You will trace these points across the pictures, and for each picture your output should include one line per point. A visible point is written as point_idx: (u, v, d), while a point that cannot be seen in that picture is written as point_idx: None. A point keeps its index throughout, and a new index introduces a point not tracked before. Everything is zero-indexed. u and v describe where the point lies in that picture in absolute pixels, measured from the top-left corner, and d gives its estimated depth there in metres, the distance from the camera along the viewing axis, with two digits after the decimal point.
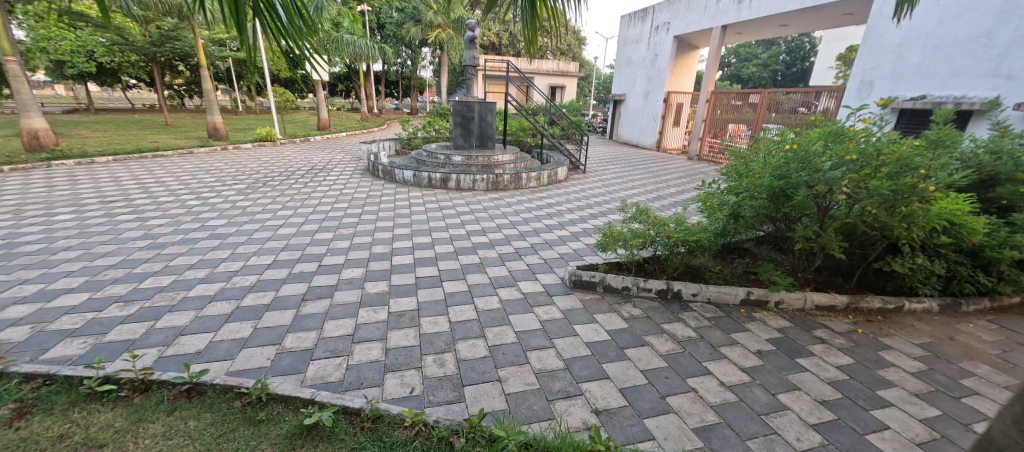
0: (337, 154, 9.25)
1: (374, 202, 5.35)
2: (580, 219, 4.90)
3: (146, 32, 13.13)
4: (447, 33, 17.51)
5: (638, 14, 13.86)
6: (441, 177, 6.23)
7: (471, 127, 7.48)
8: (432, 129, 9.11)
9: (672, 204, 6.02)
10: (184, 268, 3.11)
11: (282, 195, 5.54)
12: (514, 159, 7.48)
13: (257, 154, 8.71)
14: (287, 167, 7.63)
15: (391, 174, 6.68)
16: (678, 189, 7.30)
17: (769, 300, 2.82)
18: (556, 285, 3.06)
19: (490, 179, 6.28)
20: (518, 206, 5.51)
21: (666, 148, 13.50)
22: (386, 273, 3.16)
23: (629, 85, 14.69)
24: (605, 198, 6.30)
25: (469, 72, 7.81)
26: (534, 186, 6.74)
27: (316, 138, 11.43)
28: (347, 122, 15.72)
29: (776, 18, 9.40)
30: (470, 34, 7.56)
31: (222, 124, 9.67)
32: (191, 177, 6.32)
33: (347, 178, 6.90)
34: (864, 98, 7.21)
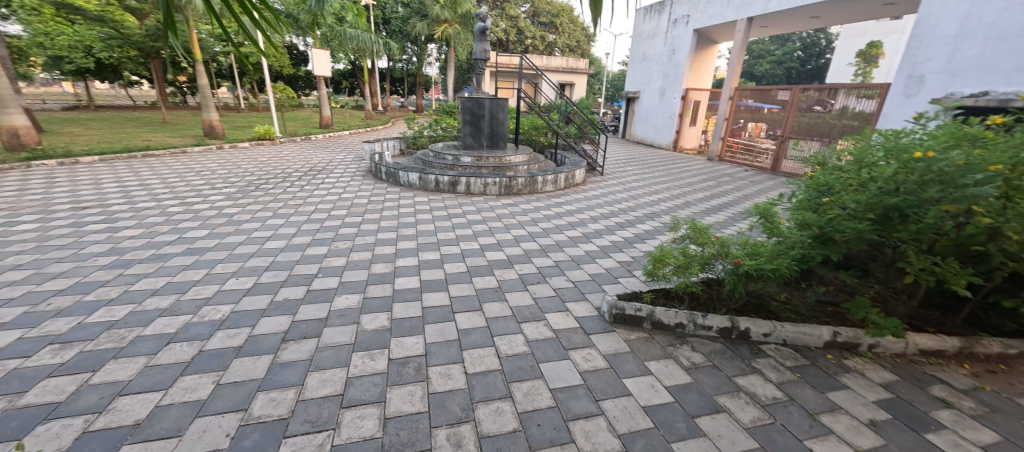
0: (339, 153, 8.76)
1: (376, 209, 4.79)
2: (606, 230, 4.36)
3: (144, 26, 12.73)
4: (454, 28, 17.00)
5: (654, 7, 13.26)
6: (449, 181, 5.71)
7: (481, 126, 6.96)
8: (438, 127, 8.59)
9: (706, 211, 5.45)
10: (146, 295, 2.57)
11: (274, 200, 4.99)
12: (527, 161, 6.94)
13: (253, 154, 8.23)
14: (284, 168, 7.14)
15: (395, 176, 6.15)
16: (706, 193, 6.70)
17: (860, 343, 2.28)
18: (591, 318, 2.52)
19: (503, 183, 5.75)
20: (536, 214, 4.94)
21: (683, 148, 12.90)
22: (387, 302, 2.61)
23: (644, 81, 14.08)
24: (630, 203, 5.74)
25: (479, 67, 7.26)
26: (550, 190, 6.19)
27: (318, 136, 10.94)
28: (352, 120, 15.27)
29: (807, 9, 8.75)
30: (481, 25, 7.00)
31: (219, 122, 9.20)
32: (179, 179, 5.83)
33: (348, 180, 6.39)
34: (911, 95, 6.58)
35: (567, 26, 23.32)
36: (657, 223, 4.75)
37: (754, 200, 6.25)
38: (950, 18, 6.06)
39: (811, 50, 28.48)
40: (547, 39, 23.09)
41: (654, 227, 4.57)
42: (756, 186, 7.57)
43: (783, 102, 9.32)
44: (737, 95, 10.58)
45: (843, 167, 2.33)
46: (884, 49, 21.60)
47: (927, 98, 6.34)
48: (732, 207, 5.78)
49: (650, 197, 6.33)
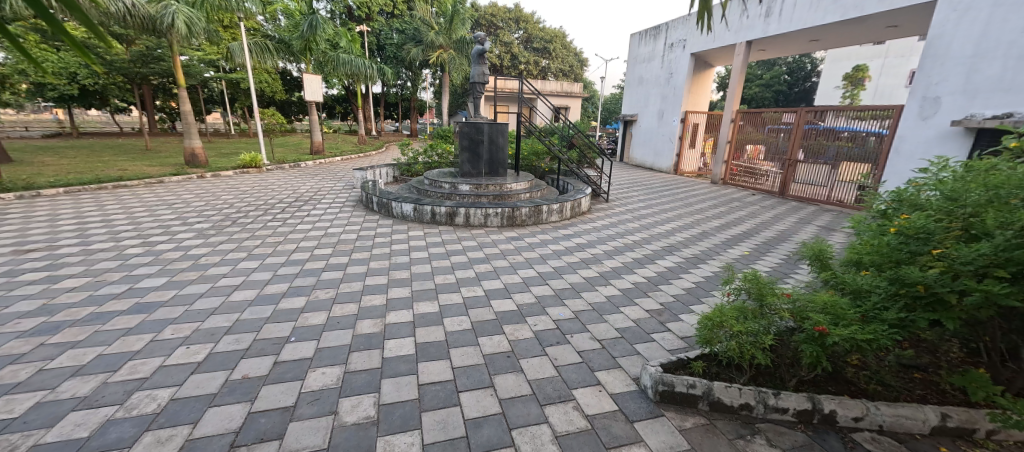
0: (329, 181, 8.30)
1: (364, 246, 4.27)
2: (625, 269, 3.87)
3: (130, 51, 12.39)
4: (449, 53, 16.97)
5: (649, 32, 13.32)
6: (446, 212, 5.24)
7: (480, 152, 6.58)
8: (433, 153, 8.20)
9: (728, 243, 5.00)
10: (64, 376, 2.01)
11: (251, 237, 4.47)
12: (529, 188, 6.54)
13: (236, 183, 7.73)
14: (268, 198, 6.64)
15: (387, 207, 5.67)
16: (720, 220, 6.28)
17: (976, 429, 1.79)
18: (631, 396, 2.00)
19: (505, 214, 5.29)
20: (544, 248, 4.45)
21: (684, 171, 12.64)
22: (374, 377, 2.08)
23: (642, 104, 13.97)
24: (643, 234, 5.29)
25: (476, 91, 6.93)
26: (555, 220, 5.72)
27: (308, 163, 10.51)
28: (344, 145, 14.91)
29: (807, 32, 8.67)
30: (479, 48, 6.72)
31: (201, 149, 8.71)
32: (148, 213, 5.31)
33: (336, 211, 5.91)
34: (928, 116, 6.36)
35: (560, 51, 23.57)
36: (680, 258, 4.30)
37: (773, 229, 5.84)
38: (965, 38, 5.91)
39: (797, 74, 29.16)
40: (540, 64, 23.28)
41: (678, 264, 4.11)
42: (768, 211, 7.20)
43: (790, 125, 9.07)
44: (740, 118, 10.42)
45: (939, 207, 1.89)
46: (869, 72, 22.05)
47: (947, 119, 6.12)
48: (753, 236, 5.35)
49: (663, 225, 5.88)
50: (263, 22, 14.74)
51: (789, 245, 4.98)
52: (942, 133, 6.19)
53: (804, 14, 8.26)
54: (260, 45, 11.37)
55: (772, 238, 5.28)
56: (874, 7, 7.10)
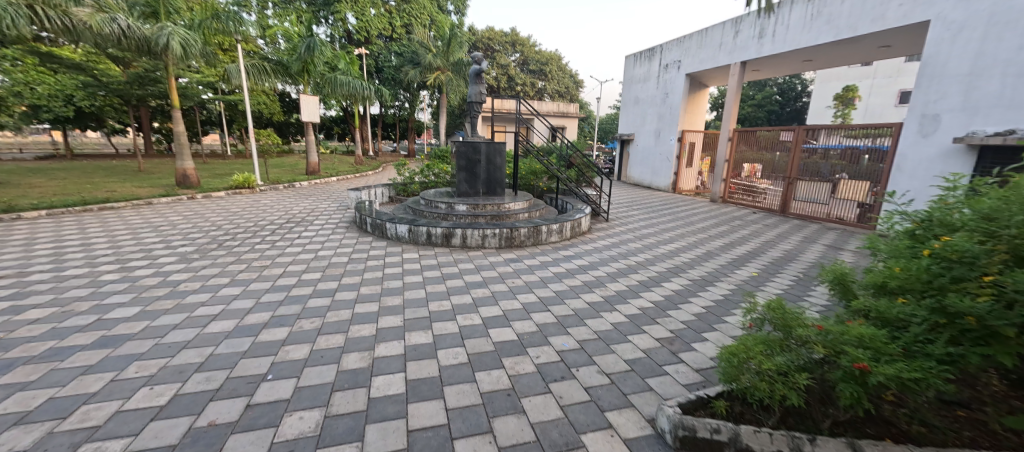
0: (323, 202, 8.14)
1: (356, 270, 4.07)
2: (631, 293, 3.67)
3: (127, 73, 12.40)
4: (446, 75, 17.18)
5: (644, 54, 13.53)
6: (442, 233, 5.05)
7: (478, 171, 6.47)
8: (430, 173, 8.12)
9: (735, 263, 4.81)
10: (5, 425, 1.77)
11: (237, 260, 4.26)
12: (527, 208, 6.40)
13: (228, 203, 7.56)
14: (259, 220, 6.46)
15: (381, 229, 5.48)
16: (724, 239, 6.13)
17: None
18: (647, 442, 1.78)
19: (504, 234, 5.11)
20: (544, 271, 4.26)
21: (682, 190, 12.58)
22: (358, 422, 1.85)
23: (639, 124, 14.04)
24: (646, 255, 5.10)
25: (473, 110, 6.87)
26: (554, 240, 5.54)
27: (303, 183, 10.38)
28: (341, 166, 14.84)
29: (801, 52, 8.76)
30: (476, 68, 6.70)
31: (193, 170, 8.55)
32: (131, 236, 5.11)
33: (328, 233, 5.71)
34: (929, 134, 6.32)
35: (556, 73, 23.95)
36: (686, 280, 4.11)
37: (779, 248, 5.68)
38: (961, 56, 5.94)
39: (789, 94, 29.66)
40: (537, 86, 23.62)
41: (685, 287, 3.92)
42: (771, 230, 7.07)
43: (789, 143, 9.02)
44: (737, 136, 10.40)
45: (979, 228, 1.73)
46: (859, 92, 22.44)
47: (948, 137, 6.07)
48: (759, 256, 5.18)
49: (667, 245, 5.71)
50: (261, 45, 14.91)
51: (798, 265, 4.80)
52: (944, 150, 6.14)
53: (798, 35, 8.36)
54: (257, 66, 11.42)
55: (780, 259, 5.10)
56: (866, 27, 7.16)
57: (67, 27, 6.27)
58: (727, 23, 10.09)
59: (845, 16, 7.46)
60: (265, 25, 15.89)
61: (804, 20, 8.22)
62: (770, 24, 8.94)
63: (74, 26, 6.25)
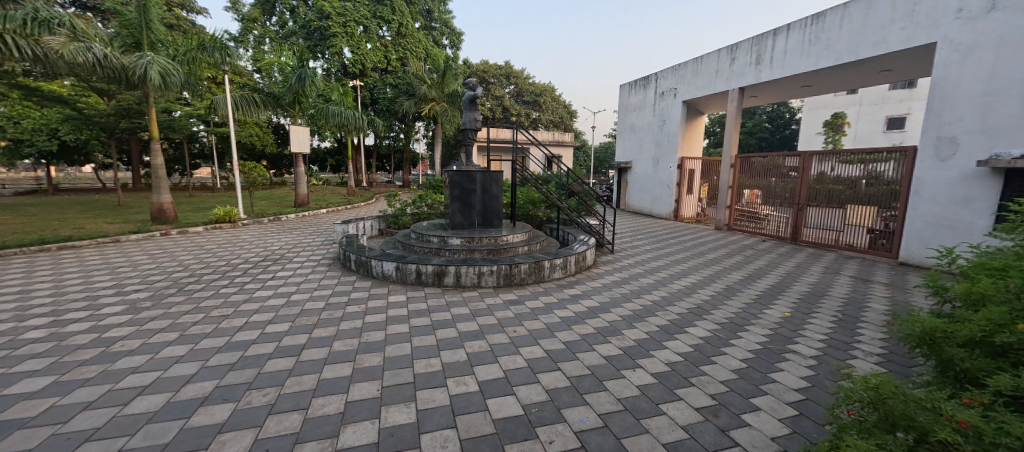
0: (308, 236, 7.63)
1: (331, 319, 3.49)
2: (653, 344, 3.12)
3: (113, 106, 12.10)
4: (441, 105, 17.17)
5: (639, 82, 13.55)
6: (433, 271, 4.52)
7: (473, 202, 6.04)
8: (423, 204, 7.71)
9: (762, 301, 4.30)
10: None
11: (194, 309, 3.69)
12: (527, 240, 5.91)
13: (203, 240, 7.01)
14: (234, 257, 5.91)
15: (366, 266, 4.93)
16: (740, 272, 5.65)
17: None
18: None
19: (502, 271, 4.59)
20: (549, 315, 3.71)
21: (684, 217, 12.21)
22: None
23: (636, 151, 13.86)
24: (660, 292, 4.58)
25: (468, 137, 6.51)
26: (558, 276, 5.02)
27: (290, 216, 9.90)
28: (332, 197, 14.46)
29: (800, 78, 8.63)
30: (471, 95, 6.39)
31: (171, 204, 8.03)
32: (82, 281, 4.55)
33: (308, 271, 5.16)
34: (947, 158, 6.01)
35: (550, 104, 24.19)
36: (714, 324, 3.58)
37: (803, 281, 5.20)
38: (973, 77, 5.71)
39: (778, 122, 30.17)
40: (531, 116, 23.81)
41: (715, 333, 3.38)
42: (786, 260, 6.62)
43: (795, 169, 8.71)
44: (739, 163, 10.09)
45: None
46: (847, 119, 22.77)
47: (969, 160, 5.75)
48: (784, 292, 4.69)
49: (681, 279, 5.20)
50: (254, 78, 14.85)
51: (832, 303, 4.28)
52: (965, 174, 5.80)
53: (796, 61, 8.26)
54: (247, 98, 11.19)
55: (808, 295, 4.61)
56: (868, 50, 7.01)
57: (38, 56, 6.02)
58: (722, 51, 10.07)
59: (845, 41, 7.34)
60: (259, 60, 15.91)
61: (803, 45, 8.12)
62: (767, 50, 8.88)
63: (45, 55, 5.99)
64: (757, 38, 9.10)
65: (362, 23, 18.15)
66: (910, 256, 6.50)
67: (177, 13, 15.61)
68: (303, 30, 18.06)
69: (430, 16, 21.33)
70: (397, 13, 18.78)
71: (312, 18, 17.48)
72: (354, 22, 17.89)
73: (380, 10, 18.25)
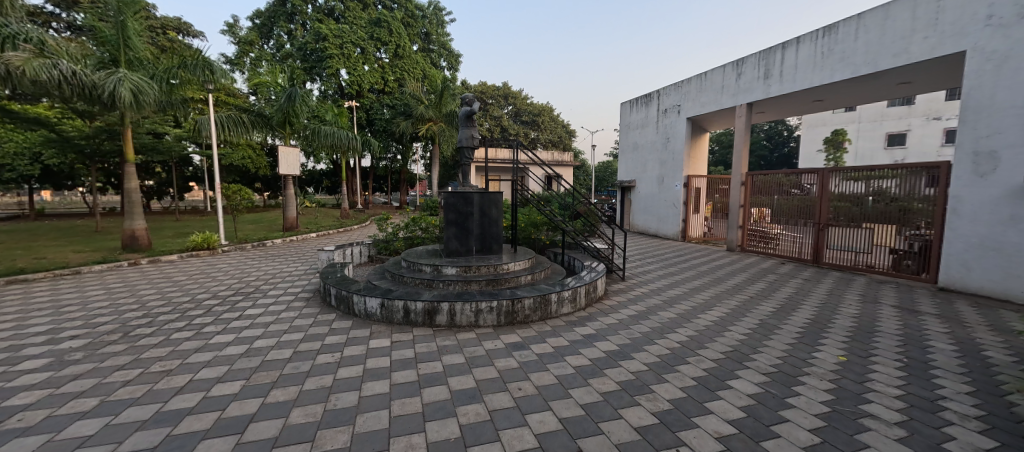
0: (292, 263, 7.03)
1: (295, 376, 2.86)
2: (693, 407, 2.50)
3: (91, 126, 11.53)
4: (438, 125, 16.86)
5: (640, 100, 13.28)
6: (424, 309, 3.90)
7: (470, 226, 5.49)
8: (417, 227, 7.17)
9: (807, 342, 3.68)
10: None
11: (131, 363, 3.05)
12: (530, 269, 5.33)
13: (174, 269, 6.40)
14: (203, 290, 5.29)
15: (346, 302, 4.31)
16: (769, 302, 5.03)
17: None
18: None
19: (503, 308, 3.98)
20: (560, 365, 3.07)
21: (692, 237, 11.65)
22: None
23: (640, 170, 13.42)
24: (686, 330, 3.96)
25: (464, 156, 6.00)
26: (566, 311, 4.40)
27: (277, 241, 9.33)
28: (325, 220, 13.92)
29: (812, 92, 8.25)
30: (467, 110, 5.92)
31: (144, 231, 7.44)
32: (15, 324, 3.92)
33: (282, 307, 4.54)
34: (986, 174, 5.52)
35: (548, 123, 24.02)
36: (761, 376, 2.95)
37: (843, 314, 4.58)
38: (1011, 86, 5.27)
39: (775, 139, 30.13)
40: (529, 136, 23.61)
41: (765, 389, 2.75)
42: (815, 286, 6.01)
43: (813, 187, 8.19)
44: (750, 181, 9.58)
45: None
46: (848, 136, 22.44)
47: (1012, 176, 5.25)
48: (827, 329, 4.08)
49: (705, 311, 4.59)
50: (248, 100, 14.56)
51: (890, 345, 3.65)
52: (1009, 191, 5.28)
53: (808, 74, 7.89)
54: (233, 118, 10.76)
55: (856, 333, 3.98)
56: (888, 62, 6.61)
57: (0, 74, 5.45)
58: (727, 66, 9.75)
59: (861, 53, 6.98)
60: (254, 82, 15.67)
61: (814, 58, 7.77)
62: (776, 65, 8.54)
63: (6, 73, 5.42)
64: (765, 52, 8.78)
65: (359, 45, 18.07)
66: (951, 280, 5.92)
67: (172, 36, 15.46)
68: (299, 52, 17.95)
69: (428, 39, 21.41)
70: (395, 34, 18.75)
71: (309, 40, 17.38)
72: (351, 43, 17.80)
73: (377, 32, 18.21)
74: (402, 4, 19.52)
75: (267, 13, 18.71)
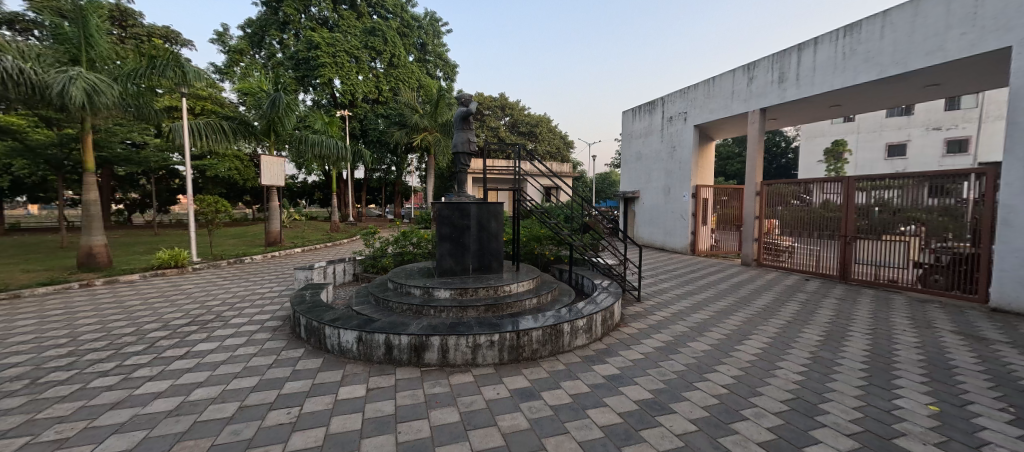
0: (268, 283, 6.30)
1: (231, 446, 2.12)
2: None
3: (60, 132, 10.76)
4: (434, 135, 16.28)
5: (643, 108, 12.81)
6: (410, 344, 3.19)
7: (466, 242, 4.82)
8: (408, 242, 6.50)
9: (883, 386, 2.98)
10: None
11: (16, 429, 2.30)
12: (534, 291, 4.65)
13: (131, 291, 5.65)
14: (155, 317, 4.53)
15: (317, 336, 3.58)
16: (812, 329, 4.36)
17: None
18: None
19: (506, 343, 3.28)
20: (585, 426, 2.35)
21: (702, 251, 11.03)
22: None
23: (644, 180, 12.88)
24: (728, 368, 3.27)
25: (460, 162, 5.36)
26: (581, 344, 3.70)
27: (257, 258, 8.59)
28: (312, 234, 13.18)
29: (831, 96, 7.74)
30: (463, 111, 5.29)
31: (104, 248, 6.71)
32: None
33: (242, 341, 3.80)
34: None
35: (546, 135, 23.59)
36: (849, 440, 2.24)
37: (904, 345, 3.91)
38: None
39: (773, 150, 29.90)
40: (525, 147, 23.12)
41: None
42: (854, 307, 5.35)
43: (837, 197, 7.60)
44: (765, 191, 8.98)
45: None
46: (848, 147, 22.07)
47: None
48: (894, 365, 3.42)
49: (743, 341, 3.93)
50: (235, 109, 13.97)
51: (985, 389, 2.97)
52: None
53: (827, 77, 7.39)
54: (212, 125, 10.02)
55: (932, 371, 3.30)
56: (920, 61, 6.10)
57: None
58: (738, 70, 9.27)
59: (888, 52, 6.49)
60: (241, 90, 15.06)
61: (834, 60, 7.28)
62: (791, 68, 8.06)
63: None
64: (779, 55, 8.30)
65: (352, 54, 17.60)
66: (1006, 299, 5.30)
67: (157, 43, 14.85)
68: (291, 62, 17.43)
69: (424, 49, 21.07)
70: (390, 44, 18.34)
71: (301, 48, 16.89)
72: (344, 52, 17.32)
73: (372, 40, 17.76)
74: (397, 14, 19.18)
75: (258, 22, 18.24)
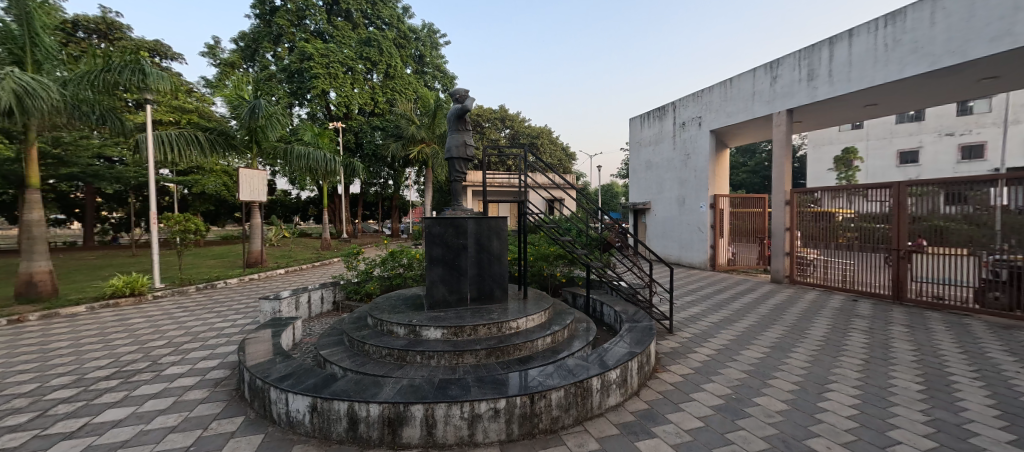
0: (233, 314, 5.39)
1: None
2: None
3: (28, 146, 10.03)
4: (431, 147, 15.61)
5: (652, 114, 12.08)
6: (383, 416, 2.29)
7: (463, 265, 3.96)
8: (396, 264, 5.61)
9: None
10: None
11: None
12: (546, 327, 3.75)
13: (68, 328, 4.76)
14: (72, 365, 3.60)
15: (262, 397, 2.67)
16: (902, 372, 3.42)
17: None
18: None
19: (516, 412, 2.37)
20: None
21: (723, 266, 10.11)
22: None
23: (655, 190, 12.05)
24: (829, 442, 2.33)
25: (454, 170, 4.53)
26: (614, 404, 2.78)
27: (231, 282, 7.69)
28: (301, 253, 12.33)
29: (868, 94, 6.97)
30: (457, 108, 4.46)
31: (49, 274, 5.88)
32: None
33: (166, 404, 2.85)
34: None
35: (547, 146, 22.91)
36: None
37: None
38: None
39: None
40: None
41: None
42: (932, 337, 4.42)
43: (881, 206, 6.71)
44: (794, 199, 8.11)
45: None
46: (859, 154, 21.20)
47: None
48: None
49: (824, 394, 3.00)
50: (222, 122, 13.32)
51: None
52: None
53: (865, 72, 6.64)
54: (186, 137, 9.21)
55: None
56: (982, 49, 5.31)
57: None
58: (759, 69, 8.52)
59: (939, 42, 5.72)
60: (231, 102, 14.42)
61: (872, 53, 6.53)
62: (821, 64, 7.30)
63: None
64: (806, 51, 7.57)
65: (347, 65, 17.04)
66: None
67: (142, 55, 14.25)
68: (284, 73, 16.82)
69: (422, 61, 20.58)
70: (385, 54, 17.82)
71: (294, 60, 16.31)
72: (338, 63, 16.75)
73: (367, 51, 17.23)
74: (394, 25, 18.75)
75: (251, 35, 17.78)
